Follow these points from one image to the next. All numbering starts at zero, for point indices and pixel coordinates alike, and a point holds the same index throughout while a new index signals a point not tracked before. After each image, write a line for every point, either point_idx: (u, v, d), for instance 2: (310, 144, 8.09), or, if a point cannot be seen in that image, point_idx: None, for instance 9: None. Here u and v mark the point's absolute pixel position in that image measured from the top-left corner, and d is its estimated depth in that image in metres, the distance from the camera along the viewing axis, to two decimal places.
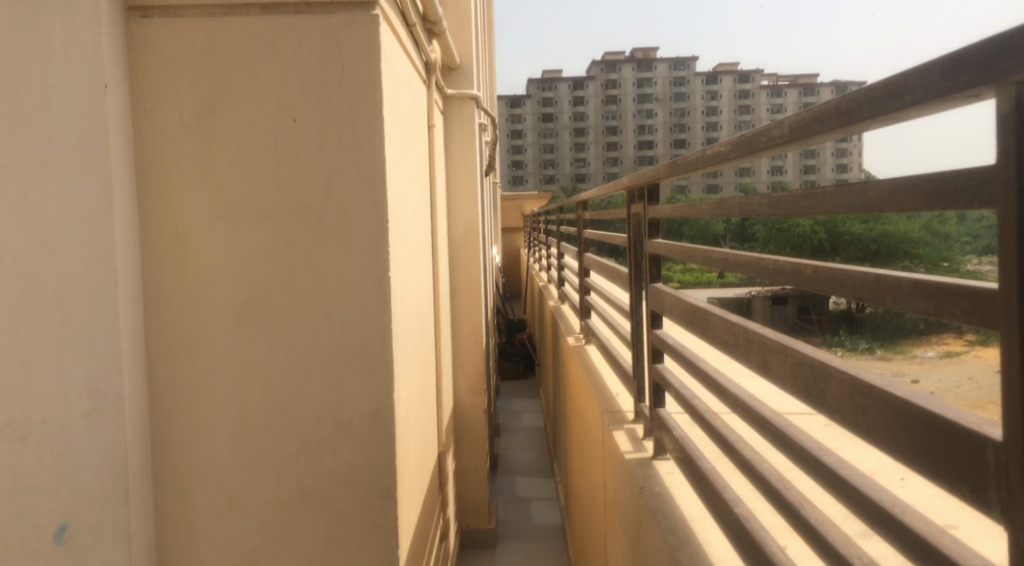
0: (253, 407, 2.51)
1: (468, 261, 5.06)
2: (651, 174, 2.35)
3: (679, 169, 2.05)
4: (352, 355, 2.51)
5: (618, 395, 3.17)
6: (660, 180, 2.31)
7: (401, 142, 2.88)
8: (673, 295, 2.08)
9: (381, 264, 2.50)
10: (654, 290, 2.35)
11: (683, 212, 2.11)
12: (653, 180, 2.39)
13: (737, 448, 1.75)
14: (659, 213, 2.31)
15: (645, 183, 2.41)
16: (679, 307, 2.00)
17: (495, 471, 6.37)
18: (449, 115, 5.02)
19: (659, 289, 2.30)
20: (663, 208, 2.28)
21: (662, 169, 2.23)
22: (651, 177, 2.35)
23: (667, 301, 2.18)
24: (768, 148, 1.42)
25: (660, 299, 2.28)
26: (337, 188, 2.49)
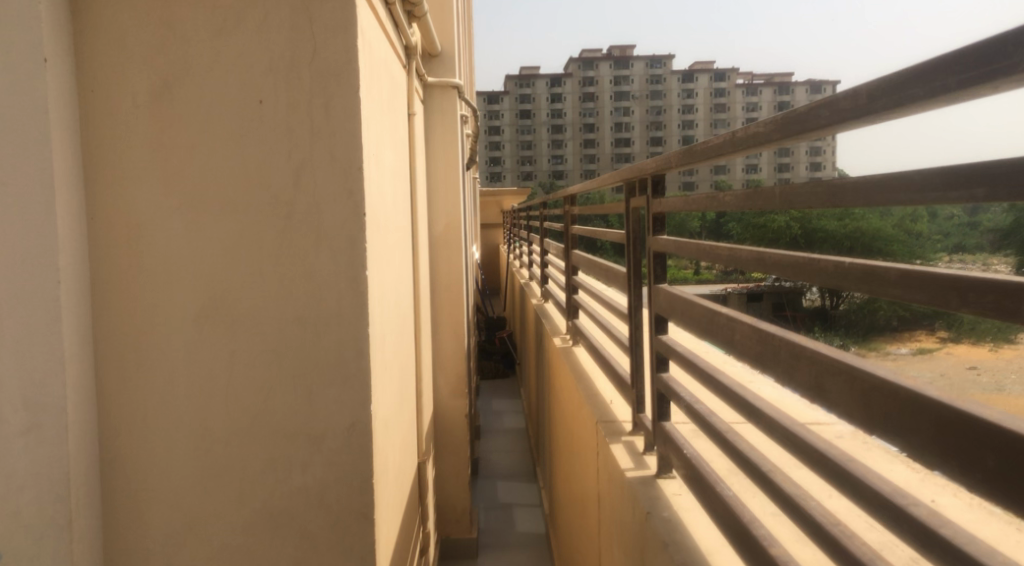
0: (214, 421, 2.25)
1: (448, 258, 4.82)
2: (659, 163, 2.14)
3: (702, 156, 1.83)
4: (325, 362, 2.27)
5: (613, 403, 2.96)
6: (671, 169, 2.09)
7: (380, 128, 2.63)
8: (685, 298, 1.87)
9: (358, 259, 2.26)
10: (662, 291, 2.13)
11: (700, 205, 1.90)
12: (659, 170, 2.18)
13: (759, 466, 1.54)
14: (668, 206, 2.10)
15: (650, 173, 2.20)
16: (693, 312, 1.79)
17: (476, 476, 6.16)
18: (429, 104, 4.78)
19: (667, 292, 2.09)
20: (672, 200, 2.07)
21: (675, 156, 2.01)
22: (660, 167, 2.14)
23: (677, 303, 1.97)
24: (834, 124, 1.21)
25: (668, 302, 2.07)
26: (309, 177, 2.24)
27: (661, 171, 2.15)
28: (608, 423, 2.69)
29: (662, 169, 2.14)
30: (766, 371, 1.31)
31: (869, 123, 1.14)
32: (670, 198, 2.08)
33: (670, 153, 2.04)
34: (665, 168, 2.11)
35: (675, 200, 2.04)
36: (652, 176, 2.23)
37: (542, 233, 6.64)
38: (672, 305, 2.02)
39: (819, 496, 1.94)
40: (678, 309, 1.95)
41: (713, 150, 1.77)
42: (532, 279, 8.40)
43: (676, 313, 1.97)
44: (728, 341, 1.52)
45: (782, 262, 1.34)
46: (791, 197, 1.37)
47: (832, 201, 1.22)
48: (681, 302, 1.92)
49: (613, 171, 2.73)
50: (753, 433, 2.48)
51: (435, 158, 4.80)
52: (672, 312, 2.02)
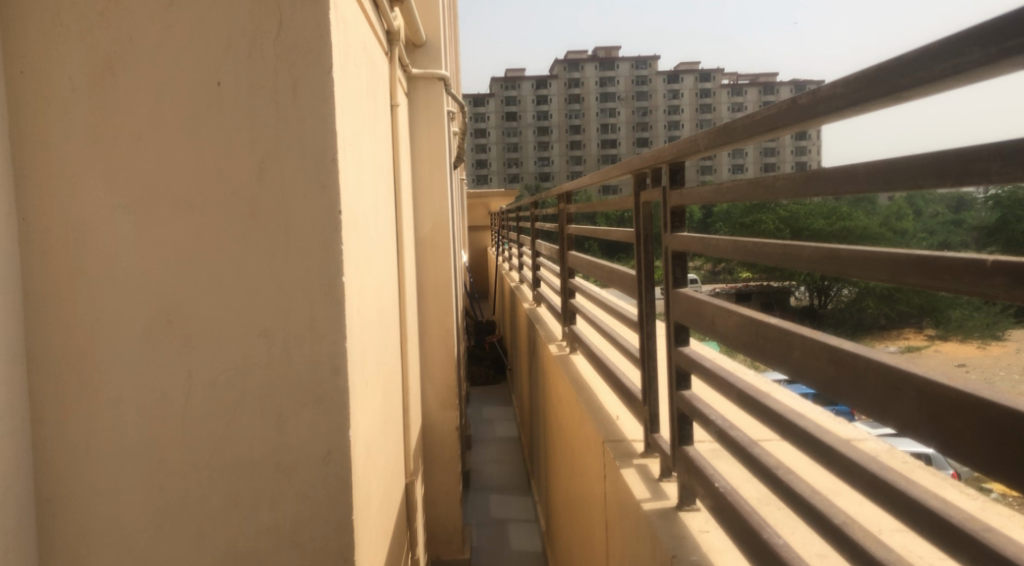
0: (169, 452, 1.95)
1: (436, 260, 4.52)
2: (680, 148, 1.87)
3: (745, 135, 1.55)
4: (295, 382, 1.98)
5: (619, 419, 2.69)
6: (695, 156, 1.82)
7: (358, 119, 2.35)
8: (716, 305, 1.62)
9: (334, 264, 1.98)
10: (683, 293, 1.86)
11: (738, 194, 1.63)
12: (678, 158, 1.91)
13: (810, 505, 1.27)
14: (691, 198, 1.83)
15: (669, 159, 1.92)
16: (730, 322, 1.53)
17: (467, 490, 5.88)
18: (413, 97, 4.49)
19: (687, 297, 1.83)
20: (696, 192, 1.80)
21: (703, 140, 1.74)
22: (682, 153, 1.86)
23: (703, 311, 1.71)
24: (955, 75, 0.93)
25: (690, 309, 1.81)
26: (275, 170, 1.95)
27: (684, 157, 1.88)
28: (615, 442, 2.43)
29: (685, 155, 1.86)
30: (847, 403, 1.06)
31: (999, 74, 0.87)
32: (695, 189, 1.81)
33: (696, 137, 1.77)
34: (688, 154, 1.84)
35: (702, 191, 1.77)
36: (670, 164, 1.95)
37: (532, 235, 6.36)
38: (696, 313, 1.76)
39: (879, 530, 1.68)
40: (705, 318, 1.69)
41: (759, 125, 1.49)
42: (522, 281, 8.12)
43: (702, 322, 1.72)
44: (782, 360, 1.26)
45: (869, 259, 1.09)
46: (878, 177, 1.10)
47: (945, 180, 0.94)
48: (709, 310, 1.66)
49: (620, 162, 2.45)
50: (779, 450, 2.25)
51: (421, 157, 4.52)
52: (696, 322, 1.76)
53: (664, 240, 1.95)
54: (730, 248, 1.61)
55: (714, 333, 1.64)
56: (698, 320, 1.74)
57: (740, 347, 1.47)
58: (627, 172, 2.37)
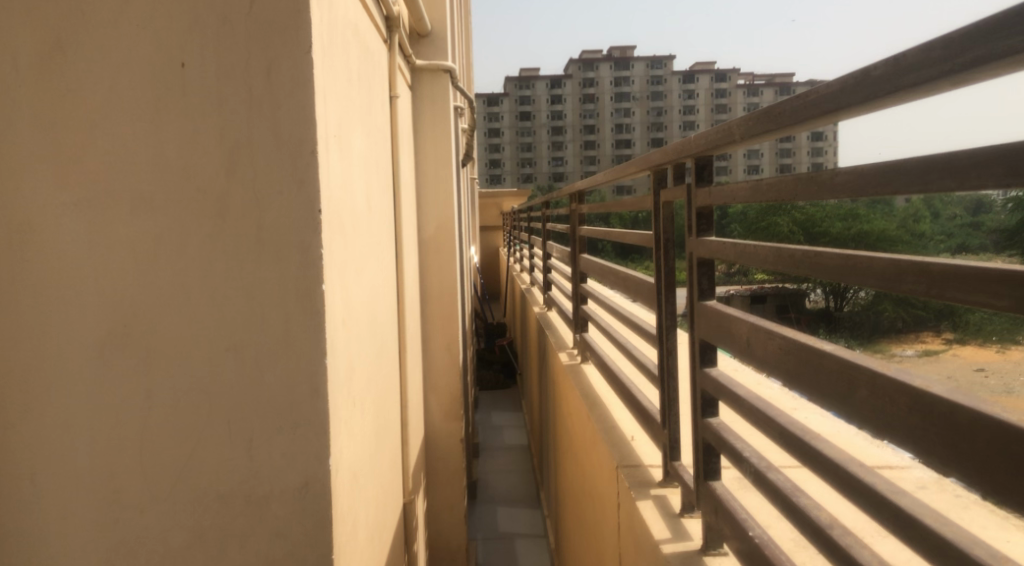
0: (126, 480, 1.73)
1: (441, 263, 4.29)
2: (710, 140, 1.59)
3: (786, 122, 1.26)
4: (269, 404, 1.75)
5: (634, 441, 2.43)
6: (727, 148, 1.55)
7: (346, 109, 2.11)
8: (753, 324, 1.36)
9: (313, 271, 1.74)
10: (711, 306, 1.61)
11: (779, 191, 1.36)
12: (706, 152, 1.65)
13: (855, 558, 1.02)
14: (722, 198, 1.56)
15: (694, 153, 1.66)
16: (772, 345, 1.28)
17: (473, 501, 5.66)
18: (418, 91, 4.27)
19: (716, 311, 1.57)
20: (729, 191, 1.53)
21: (736, 131, 1.46)
22: (713, 146, 1.59)
23: (735, 328, 1.46)
24: None
25: (719, 325, 1.55)
26: (247, 165, 1.73)
27: (715, 150, 1.60)
28: (631, 469, 2.18)
29: (717, 148, 1.59)
30: (939, 466, 0.80)
31: None
32: (728, 188, 1.54)
33: (727, 129, 1.50)
34: (718, 147, 1.57)
35: (736, 187, 1.50)
36: (697, 159, 1.69)
37: (543, 236, 6.10)
38: (728, 331, 1.50)
39: None
40: (739, 337, 1.44)
41: (803, 110, 1.20)
42: (533, 283, 7.86)
43: (735, 341, 1.46)
44: (844, 399, 1.00)
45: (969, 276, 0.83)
46: (981, 169, 0.84)
47: None
48: (744, 329, 1.41)
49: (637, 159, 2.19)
50: (811, 484, 1.99)
51: (425, 154, 4.29)
52: (727, 341, 1.51)
53: (689, 246, 1.70)
54: (769, 255, 1.33)
55: (749, 356, 1.38)
56: (729, 338, 1.49)
57: (782, 376, 1.21)
58: (646, 169, 2.11)
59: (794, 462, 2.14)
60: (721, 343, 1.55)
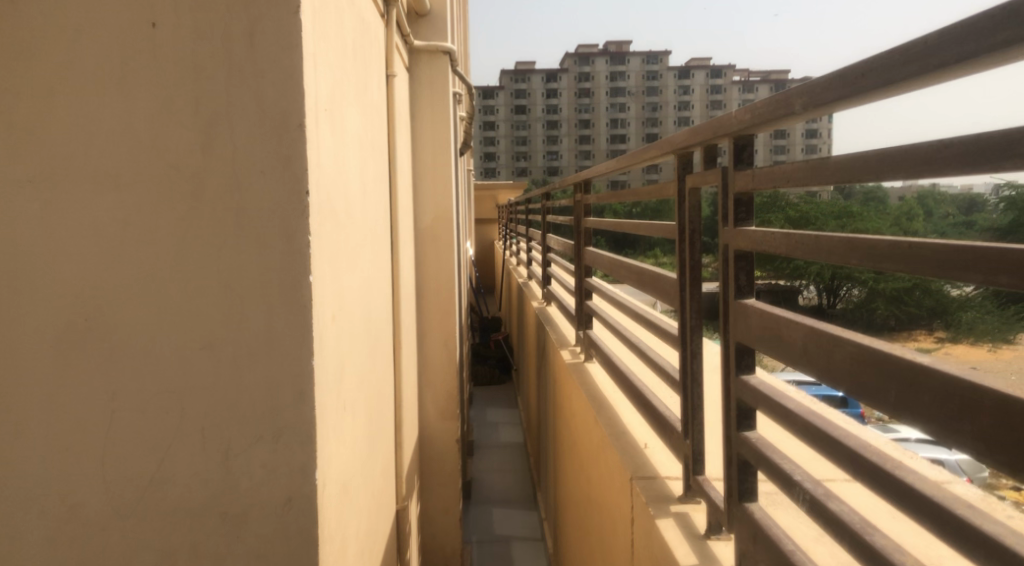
0: (86, 492, 1.55)
1: (437, 254, 4.09)
2: (755, 115, 1.36)
3: (864, 90, 1.03)
4: (247, 410, 1.55)
5: (648, 449, 2.25)
6: (774, 126, 1.33)
7: (338, 81, 1.91)
8: (810, 327, 1.14)
9: (299, 261, 1.54)
10: (755, 306, 1.38)
11: (841, 170, 1.14)
12: (746, 130, 1.44)
13: None
14: (769, 181, 1.35)
15: (732, 130, 1.45)
16: (838, 354, 1.05)
17: (468, 501, 5.49)
18: (415, 73, 4.07)
19: (761, 312, 1.35)
20: (779, 174, 1.31)
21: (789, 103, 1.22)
22: (757, 123, 1.36)
23: (787, 332, 1.24)
24: None
25: (765, 329, 1.34)
26: (224, 139, 1.53)
27: (759, 127, 1.38)
28: (647, 481, 1.99)
29: (763, 125, 1.37)
30: None
31: None
32: (776, 170, 1.33)
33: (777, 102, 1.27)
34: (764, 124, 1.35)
35: (787, 168, 1.29)
36: (734, 137, 1.47)
37: (543, 228, 5.89)
38: (776, 335, 1.28)
39: None
40: (792, 344, 1.22)
41: (884, 73, 0.98)
42: (530, 277, 7.67)
43: (785, 347, 1.24)
44: (951, 428, 0.79)
45: None
46: None
47: None
48: (800, 333, 1.19)
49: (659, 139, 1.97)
50: (857, 498, 1.80)
51: (422, 140, 4.08)
52: (775, 347, 1.29)
53: (723, 236, 1.50)
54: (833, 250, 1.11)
55: (806, 365, 1.16)
56: (779, 344, 1.27)
57: (856, 393, 0.99)
58: (669, 152, 1.92)
59: (841, 475, 1.95)
60: (765, 349, 1.33)
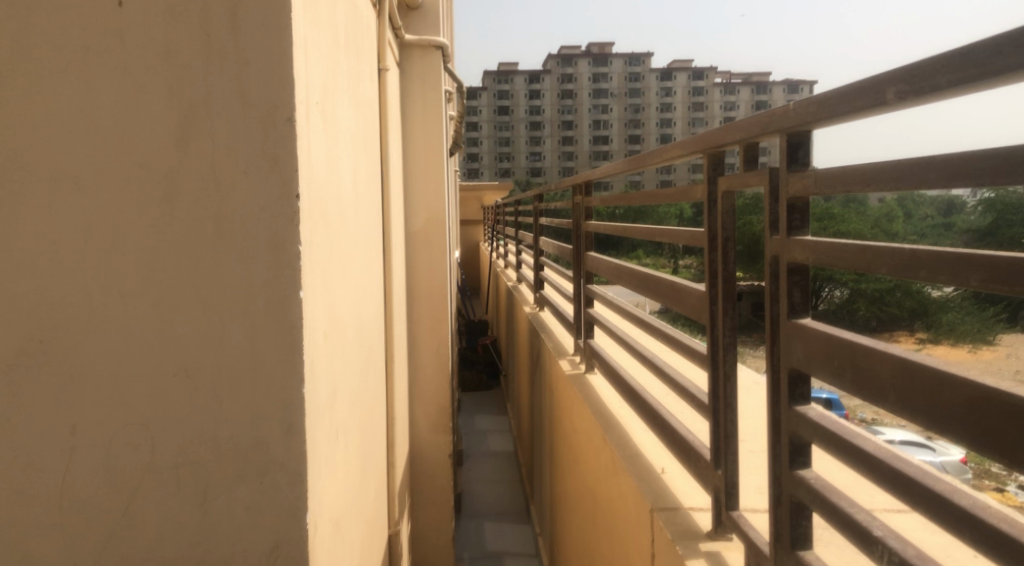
0: (43, 540, 1.34)
1: (430, 259, 3.90)
2: (817, 110, 1.17)
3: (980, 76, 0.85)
4: (229, 444, 1.36)
5: (667, 475, 2.08)
6: (839, 123, 1.13)
7: (330, 70, 1.71)
8: (900, 360, 0.96)
9: (288, 274, 1.35)
10: (823, 331, 1.18)
11: (937, 173, 0.96)
12: (802, 126, 1.25)
13: None
14: (833, 186, 1.16)
15: (784, 126, 1.27)
16: (946, 396, 0.87)
17: (458, 515, 5.30)
18: (406, 69, 3.87)
19: (829, 337, 1.16)
20: (848, 177, 1.13)
21: (862, 97, 1.03)
22: (819, 120, 1.17)
23: (865, 362, 1.04)
24: None
25: (834, 356, 1.14)
26: (203, 135, 1.33)
27: (819, 124, 1.19)
28: (669, 512, 1.82)
29: (825, 122, 1.18)
30: None
31: None
32: (842, 173, 1.14)
33: (847, 95, 1.07)
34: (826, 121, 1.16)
35: (860, 170, 1.11)
36: (788, 134, 1.29)
37: (536, 231, 5.71)
38: (849, 365, 1.09)
39: None
40: (872, 376, 1.02)
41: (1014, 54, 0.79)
42: (520, 280, 7.48)
43: (862, 381, 1.05)
44: None
45: None
46: None
47: None
48: (885, 365, 1.00)
49: (687, 137, 1.80)
50: (919, 531, 1.65)
51: (414, 139, 3.89)
52: (847, 379, 1.09)
53: (773, 247, 1.32)
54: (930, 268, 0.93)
55: (895, 404, 0.97)
56: (853, 376, 1.08)
57: (978, 446, 0.81)
58: (697, 154, 1.74)
59: (901, 505, 1.80)
60: (833, 381, 1.14)
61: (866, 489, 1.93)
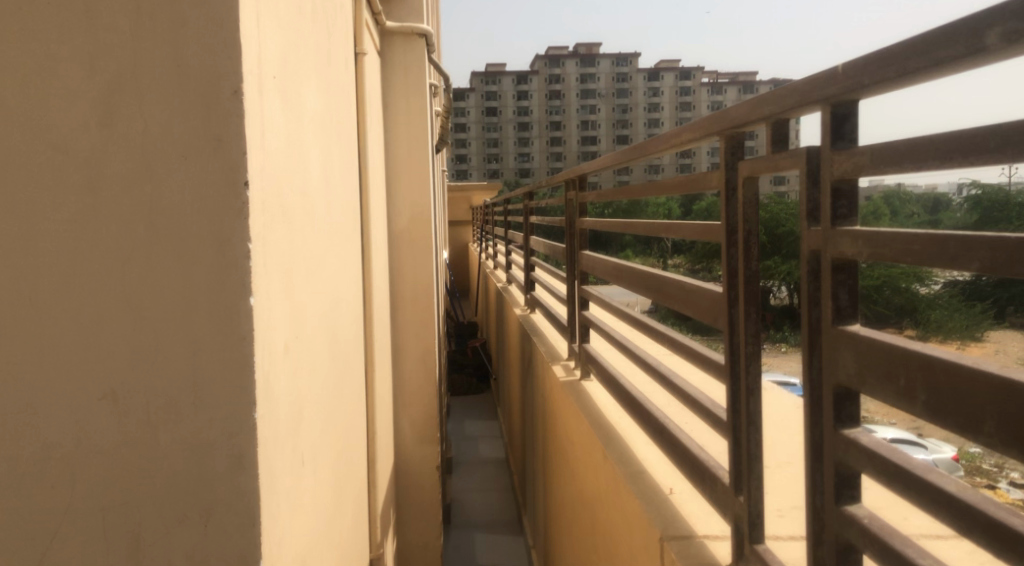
0: None
1: (415, 259, 3.68)
2: (874, 70, 0.96)
3: None
4: (165, 481, 1.12)
5: (676, 496, 1.88)
6: (905, 84, 0.92)
7: (293, 42, 1.49)
8: (996, 379, 0.75)
9: (235, 277, 1.11)
10: (882, 342, 0.97)
11: None
12: (851, 93, 1.05)
13: None
14: (893, 162, 0.95)
15: (831, 93, 1.07)
16: None
17: (448, 526, 5.07)
18: (388, 57, 3.66)
19: (891, 349, 0.94)
20: (912, 150, 0.92)
21: (952, 46, 0.81)
22: (878, 81, 0.96)
23: (944, 378, 0.83)
24: None
25: (898, 372, 0.92)
26: (131, 108, 1.10)
27: (878, 89, 0.98)
28: (682, 542, 1.61)
29: (885, 86, 0.96)
30: None
31: None
32: (906, 147, 0.93)
33: (922, 47, 0.86)
34: (888, 84, 0.94)
35: (927, 141, 0.90)
36: (832, 106, 1.09)
37: (526, 229, 5.50)
38: (920, 385, 0.87)
39: None
40: (955, 398, 0.81)
41: None
42: (511, 281, 7.26)
43: (942, 404, 0.83)
44: None
45: None
46: None
47: None
48: (975, 386, 0.78)
49: (706, 116, 1.60)
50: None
51: (397, 133, 3.68)
52: (917, 401, 0.88)
53: (816, 241, 1.12)
54: None
55: (993, 435, 0.75)
56: (927, 397, 0.86)
57: None
58: (717, 136, 1.54)
59: (942, 531, 1.61)
60: (894, 402, 0.93)
61: (901, 511, 1.75)
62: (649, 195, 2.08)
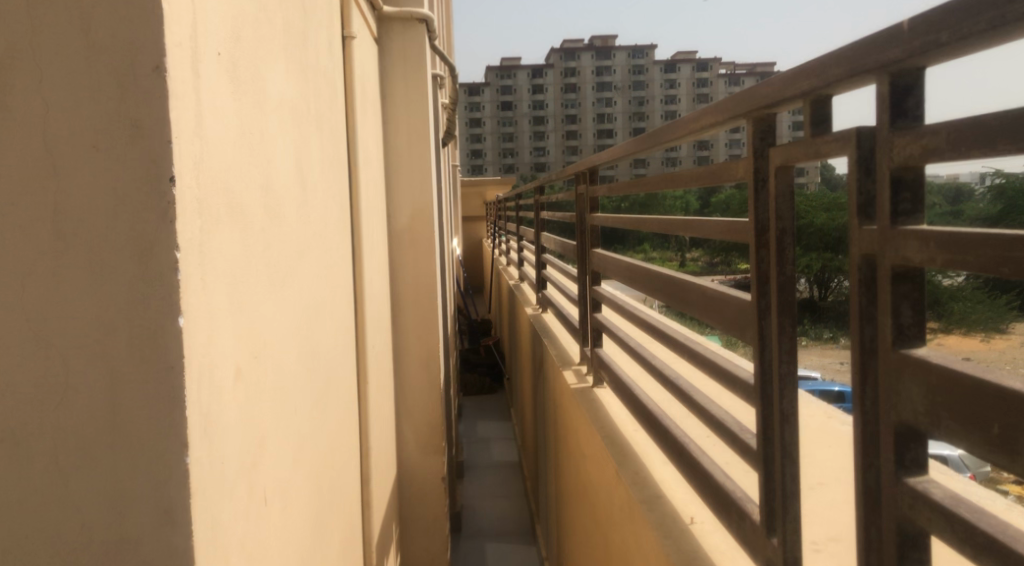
0: None
1: (417, 258, 3.48)
2: (956, 23, 0.74)
3: None
4: (79, 538, 0.93)
5: (697, 527, 1.67)
6: (997, 38, 0.70)
7: (250, 18, 1.29)
8: None
9: (158, 294, 0.90)
10: (959, 374, 0.75)
11: None
12: (919, 57, 0.82)
13: None
14: (983, 142, 0.73)
15: (892, 57, 0.84)
16: None
17: (458, 534, 4.90)
18: (386, 44, 3.46)
19: (978, 385, 0.72)
20: (1008, 124, 0.70)
21: None
22: (962, 38, 0.73)
23: None
24: None
25: (987, 416, 0.71)
26: (32, 88, 0.91)
27: (959, 48, 0.76)
28: None
29: (970, 44, 0.74)
30: None
31: None
32: (1001, 121, 0.70)
33: None
34: (979, 41, 0.72)
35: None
36: (892, 75, 0.87)
37: (538, 225, 5.30)
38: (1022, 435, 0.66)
39: None
40: None
41: None
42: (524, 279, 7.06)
43: None
44: None
45: None
46: None
47: None
48: None
49: (731, 96, 1.37)
50: None
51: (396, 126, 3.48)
52: (1017, 458, 0.66)
53: (872, 243, 0.90)
54: None
55: None
56: None
57: None
58: (743, 117, 1.32)
59: None
60: (983, 454, 0.71)
61: None
62: (665, 188, 1.86)
